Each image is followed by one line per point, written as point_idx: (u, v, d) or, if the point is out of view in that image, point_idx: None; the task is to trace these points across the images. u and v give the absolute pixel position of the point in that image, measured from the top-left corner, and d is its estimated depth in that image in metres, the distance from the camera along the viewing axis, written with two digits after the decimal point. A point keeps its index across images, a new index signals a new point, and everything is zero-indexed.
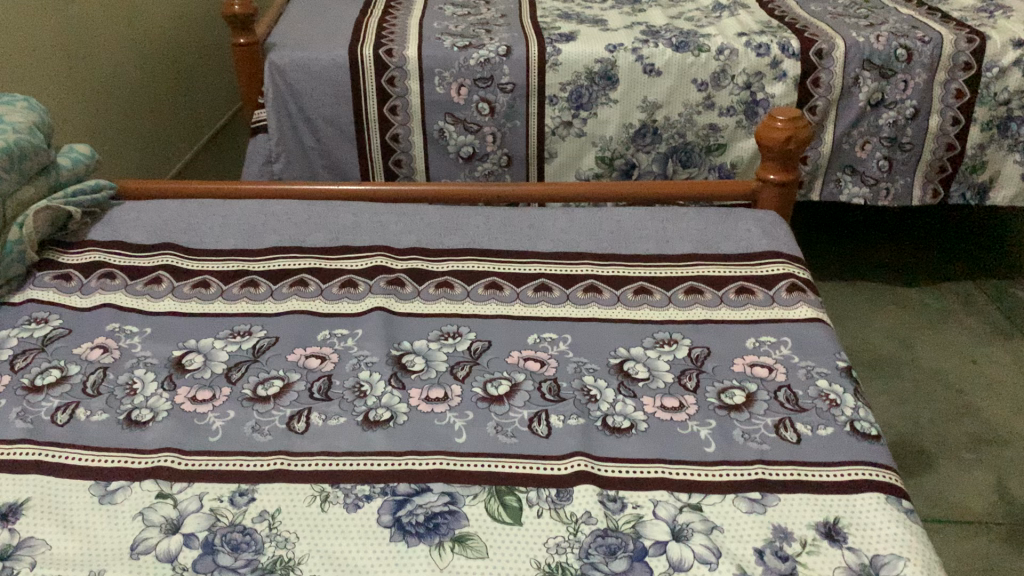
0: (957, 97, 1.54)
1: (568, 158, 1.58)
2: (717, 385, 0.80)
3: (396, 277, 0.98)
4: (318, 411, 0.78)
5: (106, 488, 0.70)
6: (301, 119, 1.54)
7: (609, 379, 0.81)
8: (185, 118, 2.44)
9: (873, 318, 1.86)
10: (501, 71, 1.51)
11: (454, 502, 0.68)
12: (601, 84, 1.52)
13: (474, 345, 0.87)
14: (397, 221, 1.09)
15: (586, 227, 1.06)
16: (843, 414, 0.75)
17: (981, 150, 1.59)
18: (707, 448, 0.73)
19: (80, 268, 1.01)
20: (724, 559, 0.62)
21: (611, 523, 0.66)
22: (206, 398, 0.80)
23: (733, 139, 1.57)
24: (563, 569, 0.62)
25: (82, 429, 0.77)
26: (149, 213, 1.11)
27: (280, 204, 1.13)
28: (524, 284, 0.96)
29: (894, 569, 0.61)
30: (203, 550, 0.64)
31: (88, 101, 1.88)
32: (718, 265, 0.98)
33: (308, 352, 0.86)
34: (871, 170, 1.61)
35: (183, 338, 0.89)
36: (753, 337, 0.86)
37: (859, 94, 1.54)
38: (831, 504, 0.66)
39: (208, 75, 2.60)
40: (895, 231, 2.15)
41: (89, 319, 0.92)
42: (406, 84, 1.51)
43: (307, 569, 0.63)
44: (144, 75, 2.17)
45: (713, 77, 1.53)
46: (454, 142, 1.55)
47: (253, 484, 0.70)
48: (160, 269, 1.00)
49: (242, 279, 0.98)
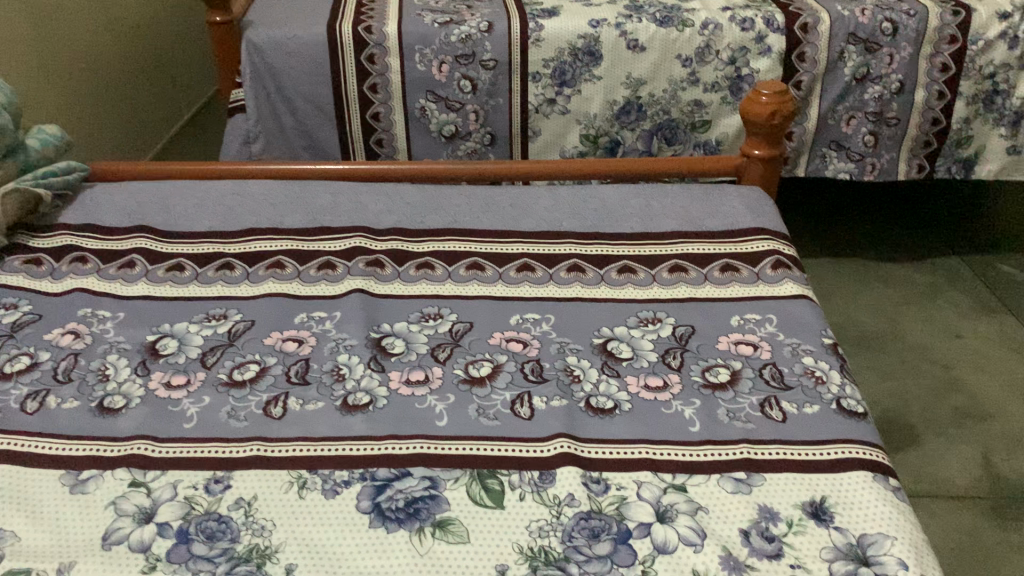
0: (943, 71, 1.53)
1: (552, 136, 1.56)
2: (702, 364, 0.79)
3: (375, 258, 0.96)
4: (295, 395, 0.76)
5: (77, 477, 0.68)
6: (279, 98, 1.51)
7: (592, 359, 0.80)
8: (161, 100, 2.41)
9: (858, 295, 1.86)
10: (482, 47, 1.48)
11: (435, 486, 0.67)
12: (584, 60, 1.50)
13: (455, 327, 0.85)
14: (377, 201, 1.07)
15: (568, 205, 1.05)
16: (829, 392, 0.74)
17: (967, 124, 1.58)
18: (691, 427, 0.71)
19: (52, 252, 0.99)
20: (709, 540, 0.61)
21: (595, 505, 0.64)
22: (181, 383, 0.78)
23: (718, 116, 1.55)
24: (546, 553, 0.61)
25: (53, 417, 0.75)
26: (123, 195, 1.09)
27: (256, 184, 1.10)
28: (506, 264, 0.94)
29: (882, 549, 0.60)
30: (177, 539, 0.63)
31: (58, 81, 1.85)
32: (702, 242, 0.97)
33: (285, 336, 0.84)
34: (857, 146, 1.60)
35: (158, 323, 0.87)
36: (738, 315, 0.85)
37: (844, 69, 1.53)
38: (818, 483, 0.65)
39: (182, 56, 2.56)
40: (880, 206, 2.14)
41: (60, 304, 0.90)
42: (386, 62, 1.49)
43: (284, 557, 0.61)
44: (118, 56, 2.13)
45: (698, 53, 1.50)
46: (436, 121, 1.53)
47: (229, 471, 0.69)
48: (134, 253, 0.98)
49: (218, 261, 0.96)
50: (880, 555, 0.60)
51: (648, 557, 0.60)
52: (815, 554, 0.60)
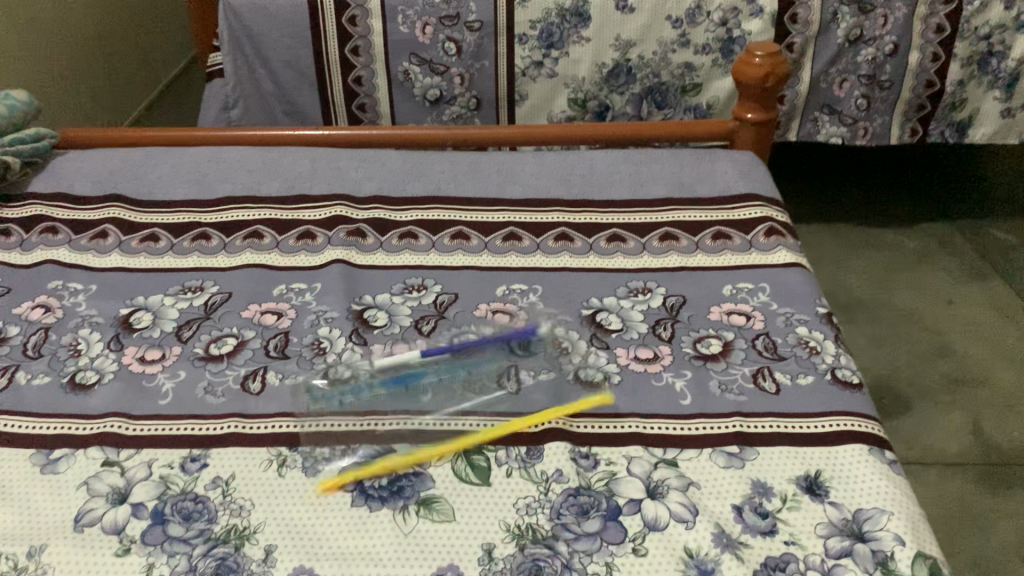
0: (937, 32, 1.49)
1: (539, 100, 1.53)
2: (693, 335, 0.77)
3: (357, 227, 0.94)
4: (274, 370, 0.74)
5: (48, 457, 0.66)
6: (259, 61, 1.47)
7: (581, 331, 0.78)
8: (137, 64, 2.35)
9: (849, 261, 1.84)
10: (467, 8, 1.44)
11: (420, 463, 0.65)
12: (572, 21, 1.45)
13: (440, 298, 0.83)
14: (358, 167, 1.04)
15: (556, 171, 1.02)
16: (823, 362, 0.72)
17: (961, 87, 1.55)
18: (683, 400, 0.69)
19: (21, 223, 0.95)
20: (702, 517, 0.60)
21: (584, 481, 0.63)
22: (155, 358, 0.76)
23: (709, 79, 1.52)
24: (533, 531, 0.59)
25: (22, 394, 0.72)
26: (95, 162, 1.05)
27: (233, 151, 1.07)
28: (492, 233, 0.92)
29: (878, 524, 0.58)
30: (152, 521, 0.61)
31: (28, 45, 1.79)
32: (694, 209, 0.94)
33: (264, 308, 0.82)
34: (848, 110, 1.58)
35: (131, 295, 0.84)
36: (730, 284, 0.83)
37: (837, 30, 1.49)
38: (812, 457, 0.64)
39: (158, 18, 2.49)
40: (871, 170, 2.12)
41: (30, 276, 0.87)
42: (368, 24, 1.43)
43: (263, 538, 0.59)
44: (90, 18, 2.07)
45: (688, 14, 1.46)
46: (420, 85, 1.49)
47: (205, 449, 0.66)
48: (107, 222, 0.95)
49: (194, 231, 0.93)
50: (877, 531, 0.58)
51: (639, 534, 0.59)
52: (810, 531, 0.58)
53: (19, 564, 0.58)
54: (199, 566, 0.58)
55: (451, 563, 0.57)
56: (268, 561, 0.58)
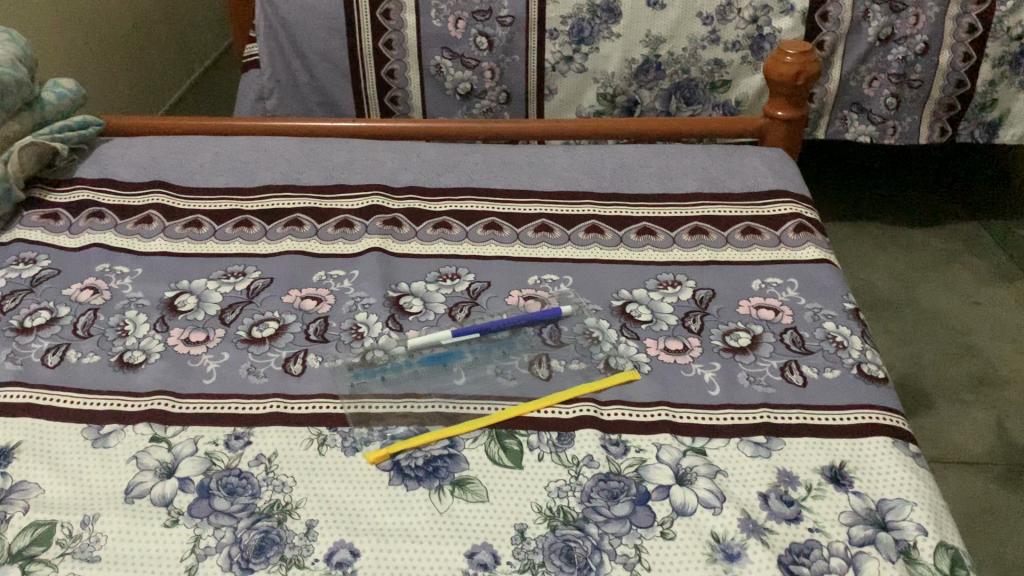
0: (970, 32, 1.49)
1: (568, 95, 1.54)
2: (722, 327, 0.78)
3: (393, 217, 0.96)
4: (314, 352, 0.77)
5: (99, 432, 0.69)
6: (294, 53, 1.50)
7: (612, 321, 0.80)
8: (173, 53, 2.39)
9: (876, 260, 1.84)
10: (500, 3, 1.45)
11: (454, 445, 0.67)
12: (603, 17, 1.47)
13: (473, 286, 0.85)
14: (393, 158, 1.06)
15: (587, 165, 1.03)
16: (850, 356, 0.74)
17: (992, 87, 1.55)
18: (711, 391, 0.71)
19: (69, 207, 0.98)
20: (729, 503, 0.61)
21: (614, 467, 0.65)
22: (200, 339, 0.78)
23: (738, 76, 1.53)
24: (564, 513, 0.61)
25: (73, 371, 0.75)
26: (139, 149, 1.08)
27: (272, 140, 1.10)
28: (525, 224, 0.94)
29: (900, 514, 0.60)
30: (198, 494, 0.63)
31: (71, 33, 1.84)
32: (723, 204, 0.96)
33: (304, 294, 0.84)
34: (878, 108, 1.58)
35: (175, 279, 0.87)
36: (759, 278, 0.84)
37: (868, 29, 1.49)
38: (837, 448, 0.65)
39: (194, 9, 2.53)
40: (899, 168, 2.12)
41: (78, 259, 0.90)
42: (402, 18, 1.46)
43: (305, 514, 0.62)
44: (129, 7, 2.11)
45: (719, 11, 1.47)
46: (451, 78, 1.51)
47: (249, 428, 0.69)
48: (151, 208, 0.98)
49: (235, 218, 0.96)
50: (899, 521, 0.59)
51: (667, 519, 0.61)
52: (834, 519, 0.60)
53: (73, 532, 0.61)
54: (244, 538, 0.60)
55: (485, 542, 0.59)
56: (309, 535, 0.60)
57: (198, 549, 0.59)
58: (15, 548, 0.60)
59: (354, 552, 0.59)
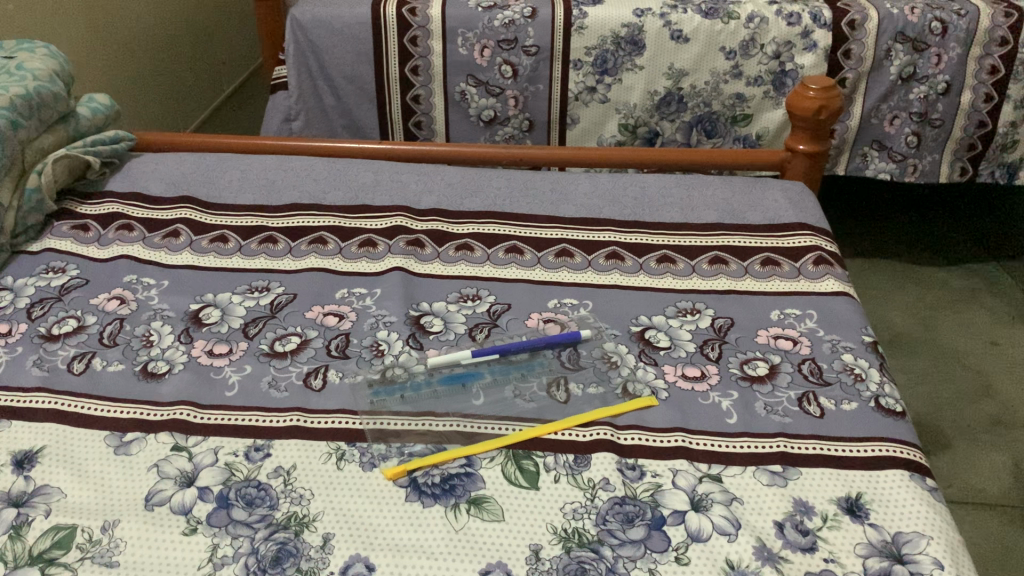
0: (991, 73, 1.50)
1: (590, 124, 1.56)
2: (740, 356, 0.79)
3: (416, 238, 0.97)
4: (335, 368, 0.77)
5: (121, 440, 0.70)
6: (322, 77, 1.53)
7: (630, 346, 0.80)
8: (205, 73, 2.45)
9: (894, 297, 1.84)
10: (525, 33, 1.47)
11: (471, 465, 0.68)
12: (627, 49, 1.49)
13: (493, 308, 0.86)
14: (416, 181, 1.08)
15: (609, 193, 1.05)
16: (868, 390, 0.74)
17: (1013, 128, 1.54)
18: (728, 419, 0.71)
19: (99, 219, 1.00)
20: (744, 531, 0.61)
21: (630, 491, 0.65)
22: (223, 352, 0.80)
23: (759, 110, 1.54)
24: (580, 535, 0.62)
25: (97, 379, 0.76)
26: (170, 165, 1.11)
27: (298, 161, 1.11)
28: (546, 249, 0.95)
29: (917, 547, 0.60)
30: (217, 504, 0.64)
31: (106, 49, 1.87)
32: (743, 235, 0.97)
33: (326, 310, 0.85)
34: (898, 146, 1.57)
35: (202, 292, 0.88)
36: (778, 309, 0.85)
37: (890, 67, 1.50)
38: (854, 479, 0.65)
39: (226, 30, 2.59)
40: (916, 207, 2.12)
41: (105, 270, 0.92)
42: (429, 45, 1.48)
43: (322, 526, 0.62)
44: (162, 27, 2.15)
45: (742, 46, 1.48)
46: (475, 105, 1.54)
47: (270, 440, 0.69)
48: (179, 222, 1.00)
49: (261, 235, 0.97)
50: (916, 554, 0.59)
51: (682, 544, 0.61)
52: (849, 550, 0.60)
53: (93, 537, 0.62)
54: (261, 549, 0.61)
55: (500, 561, 0.60)
56: (325, 549, 0.61)
57: (215, 558, 0.60)
58: (36, 550, 0.61)
59: (369, 565, 0.59)
